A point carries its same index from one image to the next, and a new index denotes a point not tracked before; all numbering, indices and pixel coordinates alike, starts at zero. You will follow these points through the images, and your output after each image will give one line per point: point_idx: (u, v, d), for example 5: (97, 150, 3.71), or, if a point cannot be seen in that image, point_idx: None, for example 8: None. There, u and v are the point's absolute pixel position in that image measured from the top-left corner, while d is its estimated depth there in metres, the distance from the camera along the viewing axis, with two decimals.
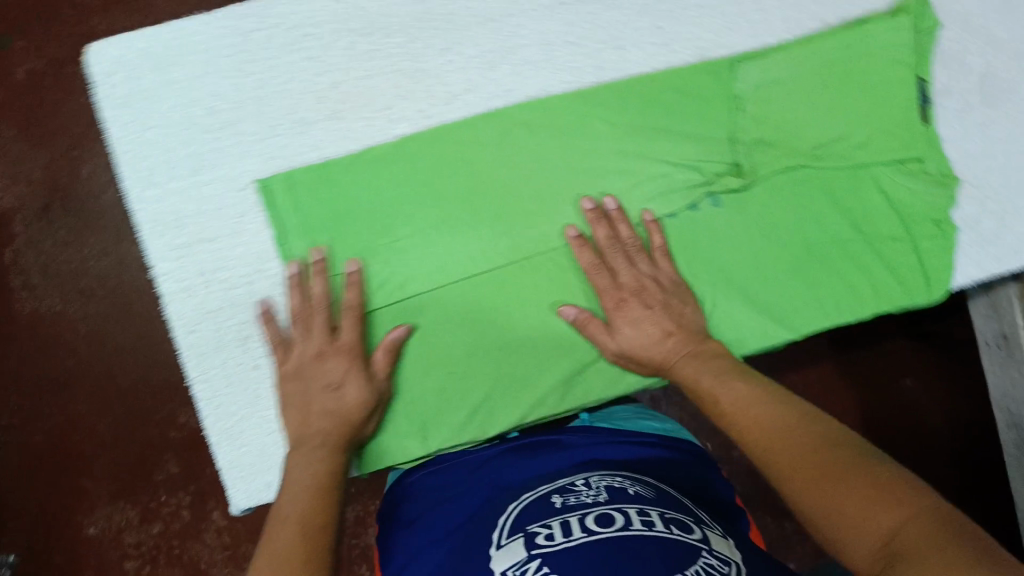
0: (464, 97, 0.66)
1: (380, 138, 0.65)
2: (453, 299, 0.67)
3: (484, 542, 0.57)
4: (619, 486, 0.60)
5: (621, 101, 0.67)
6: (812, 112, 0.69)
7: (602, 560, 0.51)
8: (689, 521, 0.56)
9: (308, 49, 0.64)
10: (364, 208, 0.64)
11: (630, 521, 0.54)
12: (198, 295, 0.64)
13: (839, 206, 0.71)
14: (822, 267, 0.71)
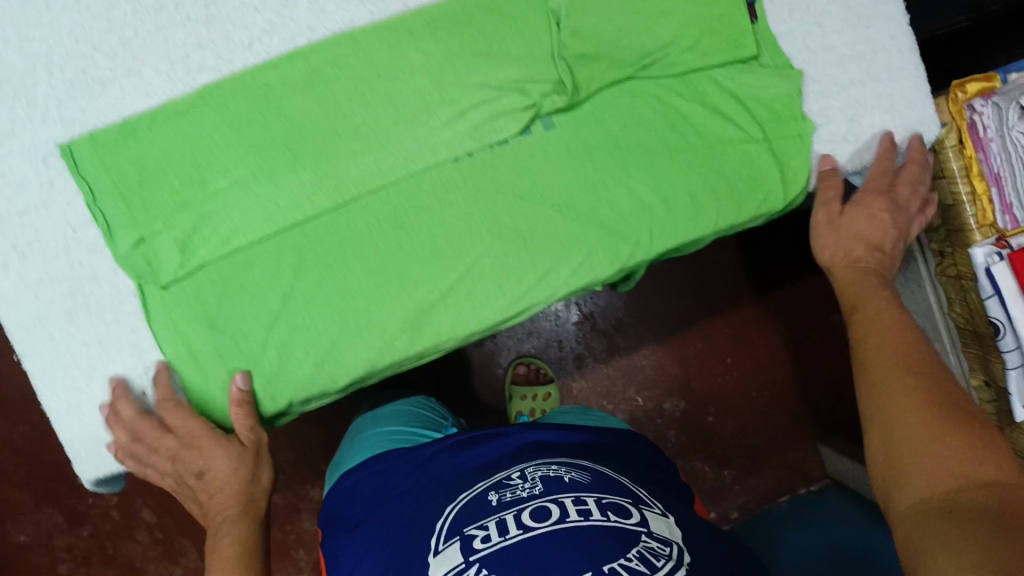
0: (265, 38, 0.64)
1: (181, 90, 0.63)
2: (284, 249, 0.65)
3: (421, 550, 0.57)
4: (554, 472, 0.61)
5: (429, 30, 0.65)
6: (630, 21, 0.67)
7: (546, 555, 0.52)
8: (628, 503, 0.58)
9: (97, 7, 0.62)
10: (175, 165, 0.63)
11: (567, 512, 0.55)
12: (14, 269, 0.62)
13: (676, 113, 0.69)
14: (673, 179, 0.69)
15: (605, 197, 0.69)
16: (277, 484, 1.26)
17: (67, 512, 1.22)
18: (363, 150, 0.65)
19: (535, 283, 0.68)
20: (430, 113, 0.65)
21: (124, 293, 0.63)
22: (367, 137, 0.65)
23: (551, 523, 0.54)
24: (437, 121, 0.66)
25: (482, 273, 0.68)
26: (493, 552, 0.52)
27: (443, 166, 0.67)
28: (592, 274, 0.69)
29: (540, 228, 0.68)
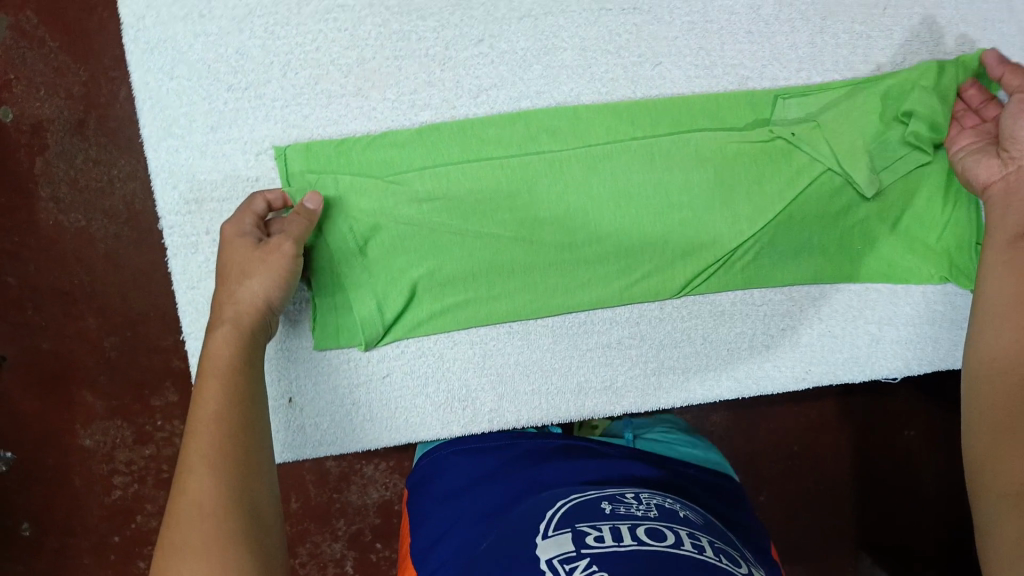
0: (492, 92, 0.65)
1: (401, 123, 0.64)
2: (432, 217, 0.63)
3: (525, 532, 0.50)
4: (669, 502, 0.54)
5: (652, 118, 0.65)
6: (863, 145, 0.64)
7: (660, 565, 0.45)
8: (739, 557, 0.50)
9: (337, 19, 0.63)
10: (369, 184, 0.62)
11: (683, 541, 0.48)
12: (204, 252, 0.63)
13: (886, 221, 0.67)
14: (833, 260, 0.68)
15: (786, 312, 0.69)
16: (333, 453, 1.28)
17: (126, 432, 0.99)
18: (553, 205, 0.65)
19: (699, 382, 0.69)
20: (619, 135, 0.65)
21: (302, 299, 0.66)
22: (534, 135, 0.65)
23: (667, 544, 0.47)
24: (623, 155, 0.65)
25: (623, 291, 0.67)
26: (612, 555, 0.45)
27: (631, 235, 0.66)
28: (768, 382, 0.70)
29: (716, 327, 0.69)
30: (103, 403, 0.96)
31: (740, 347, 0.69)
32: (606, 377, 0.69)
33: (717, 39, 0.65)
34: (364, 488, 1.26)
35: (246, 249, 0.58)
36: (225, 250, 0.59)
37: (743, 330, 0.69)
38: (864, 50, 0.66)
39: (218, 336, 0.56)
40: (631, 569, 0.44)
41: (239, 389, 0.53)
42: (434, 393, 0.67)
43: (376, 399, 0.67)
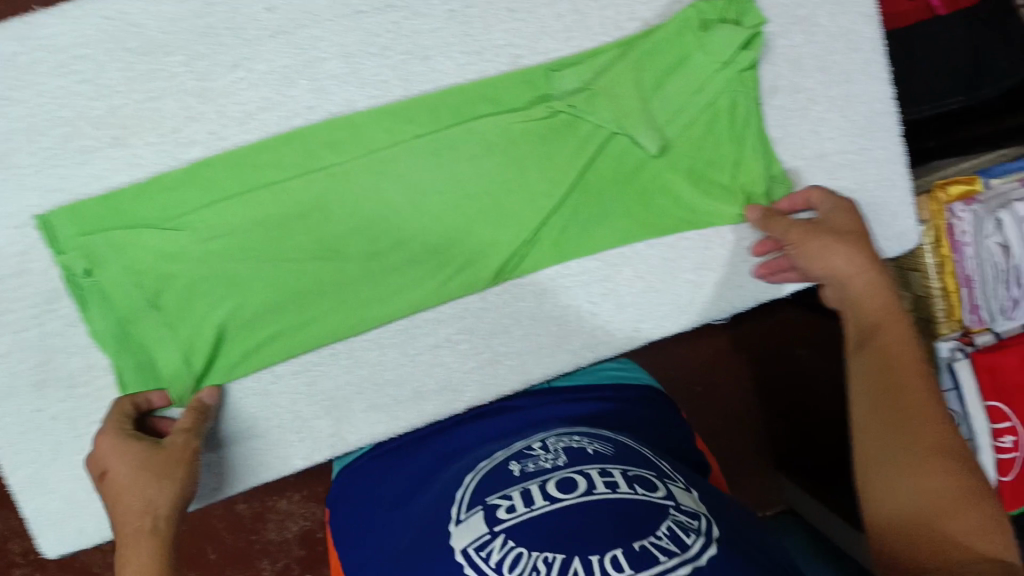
0: (261, 116, 0.62)
1: (170, 164, 0.62)
2: (224, 255, 0.63)
3: (442, 517, 0.49)
4: (573, 438, 0.54)
5: (429, 113, 0.64)
6: (639, 104, 0.66)
7: (576, 523, 0.44)
8: (654, 476, 0.49)
9: (79, 72, 0.60)
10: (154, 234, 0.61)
11: (595, 482, 0.47)
12: None
13: (682, 169, 0.68)
14: (640, 217, 0.68)
15: (605, 278, 0.69)
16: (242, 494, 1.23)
17: None
18: (346, 220, 0.64)
19: (537, 363, 0.69)
20: (399, 133, 0.64)
21: (98, 367, 0.63)
22: (312, 153, 0.63)
23: (579, 492, 0.46)
24: (408, 154, 0.64)
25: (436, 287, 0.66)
26: (523, 524, 0.45)
27: (432, 235, 0.65)
28: (604, 348, 0.70)
29: (542, 306, 0.69)
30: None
31: (570, 321, 0.69)
32: (441, 377, 0.68)
33: (479, 23, 0.64)
34: (282, 522, 1.22)
35: (144, 460, 0.56)
36: (110, 470, 0.56)
37: (567, 303, 0.69)
38: (628, 8, 0.67)
39: (132, 565, 0.52)
40: (547, 536, 0.43)
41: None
42: (269, 432, 0.66)
43: (211, 450, 0.65)
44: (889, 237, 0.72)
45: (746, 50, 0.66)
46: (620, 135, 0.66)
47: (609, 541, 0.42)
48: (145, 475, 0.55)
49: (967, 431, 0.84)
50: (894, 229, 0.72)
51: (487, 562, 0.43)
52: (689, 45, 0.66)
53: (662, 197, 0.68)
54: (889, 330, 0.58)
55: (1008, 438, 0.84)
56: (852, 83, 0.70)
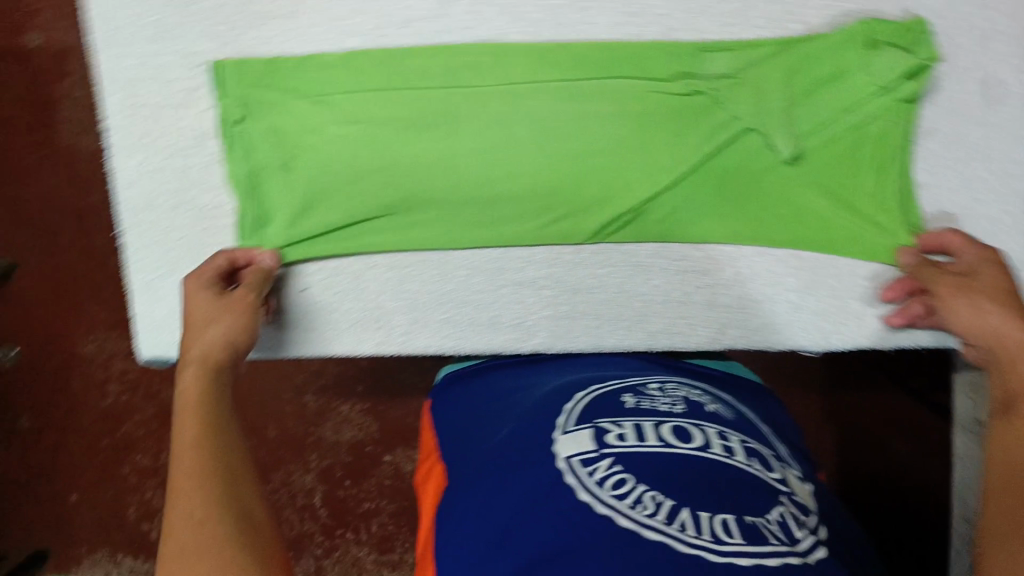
0: (418, 24, 0.66)
1: (330, 46, 0.67)
2: (354, 139, 0.67)
3: (552, 426, 0.59)
4: (695, 399, 0.63)
5: (574, 62, 0.65)
6: (782, 105, 0.65)
7: (682, 471, 0.52)
8: (768, 457, 0.57)
9: None
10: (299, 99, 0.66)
11: (710, 445, 0.55)
12: (139, 155, 0.68)
13: (818, 184, 0.66)
14: (758, 221, 0.67)
15: (703, 271, 0.69)
16: (313, 387, 1.27)
17: None
18: (467, 143, 0.66)
19: (610, 331, 0.70)
20: (541, 72, 0.65)
21: (225, 208, 0.69)
22: (457, 70, 0.66)
23: (692, 447, 0.54)
24: (548, 95, 0.66)
25: (540, 229, 0.68)
26: (630, 453, 0.53)
27: (542, 177, 0.67)
28: (681, 340, 0.70)
29: (632, 279, 0.69)
30: (110, 317, 1.25)
31: (654, 301, 0.69)
32: (516, 315, 0.70)
33: None
34: (339, 426, 1.28)
35: (211, 303, 0.64)
36: (190, 305, 0.64)
37: (658, 285, 0.69)
38: (794, 8, 0.65)
39: (187, 377, 0.60)
40: (656, 474, 0.51)
41: (212, 414, 0.58)
42: (348, 313, 0.70)
43: (295, 314, 0.70)
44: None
45: (909, 81, 0.64)
46: (757, 134, 0.65)
47: (716, 501, 0.49)
48: (217, 321, 0.63)
49: None
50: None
51: (591, 474, 0.51)
52: (859, 56, 0.64)
53: (787, 209, 0.67)
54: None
55: None
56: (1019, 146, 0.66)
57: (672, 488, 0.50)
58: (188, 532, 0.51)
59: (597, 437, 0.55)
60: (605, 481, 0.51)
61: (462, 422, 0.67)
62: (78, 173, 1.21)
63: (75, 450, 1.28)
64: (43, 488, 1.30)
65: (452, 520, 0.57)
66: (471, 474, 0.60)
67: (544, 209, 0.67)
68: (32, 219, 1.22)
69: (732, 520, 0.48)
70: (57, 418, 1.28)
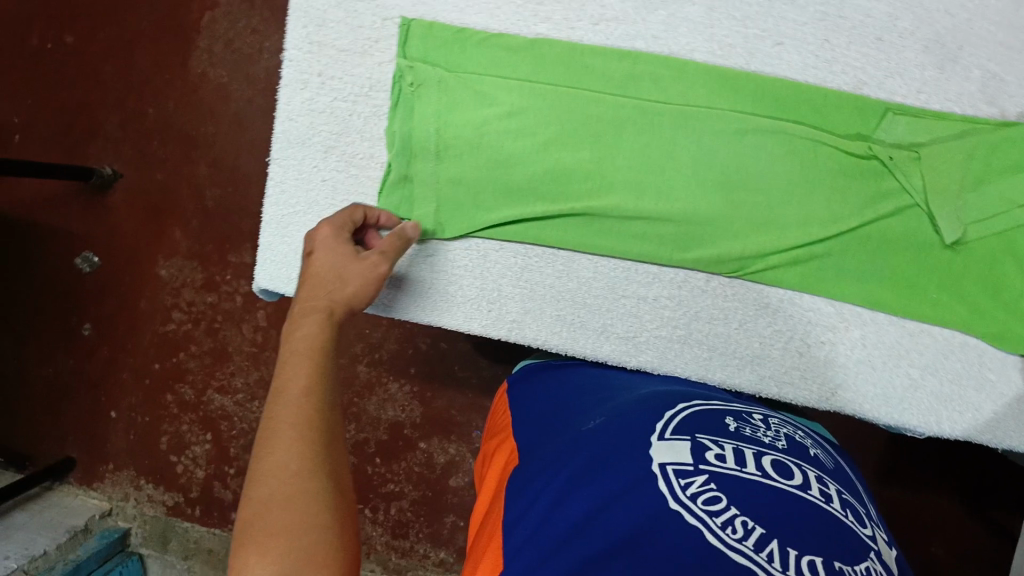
0: (611, 24, 0.67)
1: (519, 28, 0.68)
2: (520, 117, 0.66)
3: (648, 429, 0.58)
4: (798, 441, 0.61)
5: (754, 96, 0.65)
6: (956, 192, 0.64)
7: (775, 501, 0.49)
8: (866, 515, 0.53)
9: None
10: (472, 82, 0.67)
11: (810, 486, 0.52)
12: (309, 91, 0.69)
13: (970, 269, 0.66)
14: (901, 292, 0.66)
15: (830, 326, 0.68)
16: (368, 358, 1.14)
17: (206, 276, 1.15)
18: (629, 158, 0.66)
19: (719, 366, 0.69)
20: (720, 98, 0.66)
21: (376, 160, 0.70)
22: (637, 80, 0.67)
23: (790, 484, 0.52)
24: (722, 121, 0.65)
25: (682, 247, 0.66)
26: (727, 474, 0.51)
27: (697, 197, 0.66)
28: (792, 391, 0.68)
29: (755, 318, 0.69)
30: (196, 245, 1.16)
31: (772, 345, 0.69)
32: (630, 328, 0.69)
33: (844, 37, 0.65)
34: (382, 403, 1.13)
35: (337, 265, 0.58)
36: (316, 258, 0.58)
37: (780, 329, 0.68)
38: (993, 90, 0.64)
39: (290, 361, 0.51)
40: (748, 498, 0.49)
41: (322, 374, 0.50)
42: (465, 288, 0.70)
43: (412, 275, 0.70)
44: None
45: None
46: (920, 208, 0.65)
47: (806, 540, 0.46)
48: (340, 283, 0.57)
49: None
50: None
51: (684, 487, 0.50)
52: None
53: (934, 286, 0.66)
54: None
55: None
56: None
57: (762, 517, 0.48)
58: (273, 478, 0.44)
59: (696, 451, 0.53)
60: (697, 495, 0.49)
61: (544, 407, 0.65)
62: (182, 88, 1.15)
63: (121, 371, 1.18)
64: (75, 397, 1.20)
65: (528, 493, 0.55)
66: (552, 454, 0.58)
67: (691, 228, 0.66)
68: (150, 139, 1.16)
69: (820, 562, 0.44)
70: (115, 328, 1.19)
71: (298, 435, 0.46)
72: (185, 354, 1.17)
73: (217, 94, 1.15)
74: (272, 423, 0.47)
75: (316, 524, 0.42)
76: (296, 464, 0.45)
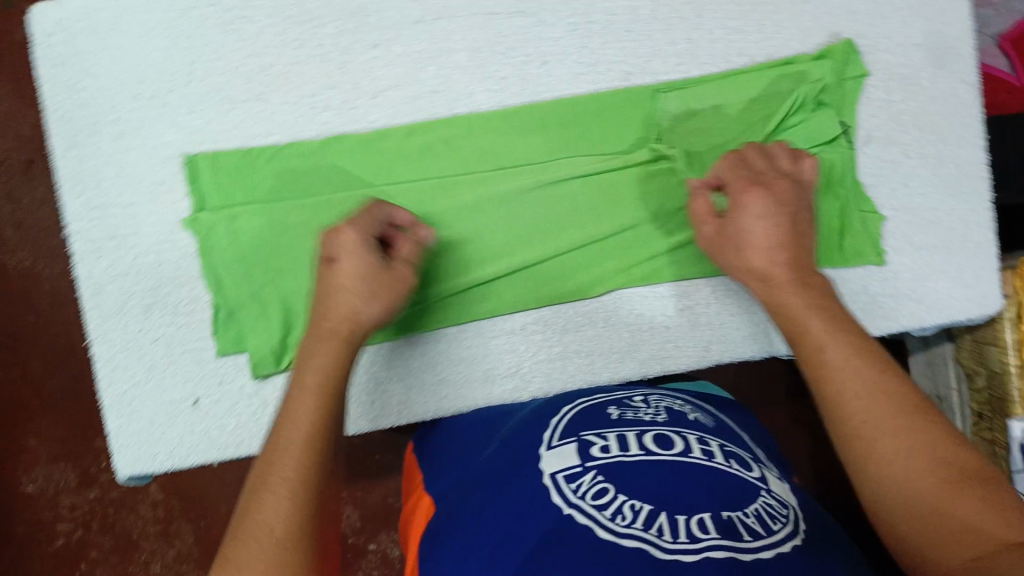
0: (389, 92, 0.68)
1: (301, 124, 0.67)
2: (321, 214, 0.67)
3: (536, 441, 0.59)
4: (677, 410, 0.64)
5: (539, 124, 0.69)
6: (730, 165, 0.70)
7: (659, 473, 0.52)
8: (746, 458, 0.57)
9: (238, 30, 0.66)
10: (276, 206, 0.67)
11: (691, 448, 0.56)
12: (107, 256, 0.67)
13: None
14: None
15: (680, 293, 0.72)
16: None
17: (80, 470, 1.05)
18: (444, 237, 0.69)
19: (604, 365, 0.71)
20: (510, 137, 0.69)
21: (201, 301, 0.69)
22: (432, 145, 0.68)
23: (673, 453, 0.54)
24: (519, 160, 0.70)
25: (515, 283, 0.70)
26: (613, 463, 0.53)
27: (514, 229, 0.70)
28: (673, 362, 0.71)
29: (618, 311, 0.71)
30: (56, 444, 1.05)
31: (642, 329, 0.72)
32: (512, 363, 0.70)
33: (598, 38, 0.69)
34: None
35: (359, 271, 0.61)
36: (341, 263, 0.61)
37: (641, 312, 0.72)
38: (739, 43, 0.70)
39: (288, 413, 0.54)
40: (635, 482, 0.51)
41: (313, 457, 0.52)
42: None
43: (284, 397, 0.70)
44: (972, 295, 0.73)
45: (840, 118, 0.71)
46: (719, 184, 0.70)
47: (692, 504, 0.49)
48: (363, 285, 0.60)
49: None
50: (976, 290, 0.73)
51: (576, 488, 0.51)
52: (803, 83, 0.70)
53: None
54: (833, 346, 0.53)
55: None
56: (949, 145, 0.72)
57: (646, 491, 0.50)
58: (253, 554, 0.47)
59: (581, 452, 0.54)
60: (587, 492, 0.50)
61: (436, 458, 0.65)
62: None
63: None
64: None
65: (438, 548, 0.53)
66: (459, 493, 0.57)
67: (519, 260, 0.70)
68: None
69: (708, 518, 0.48)
70: None
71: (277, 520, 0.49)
72: (84, 566, 1.04)
73: (24, 282, 1.05)
74: (269, 475, 0.51)
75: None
76: (284, 504, 0.49)
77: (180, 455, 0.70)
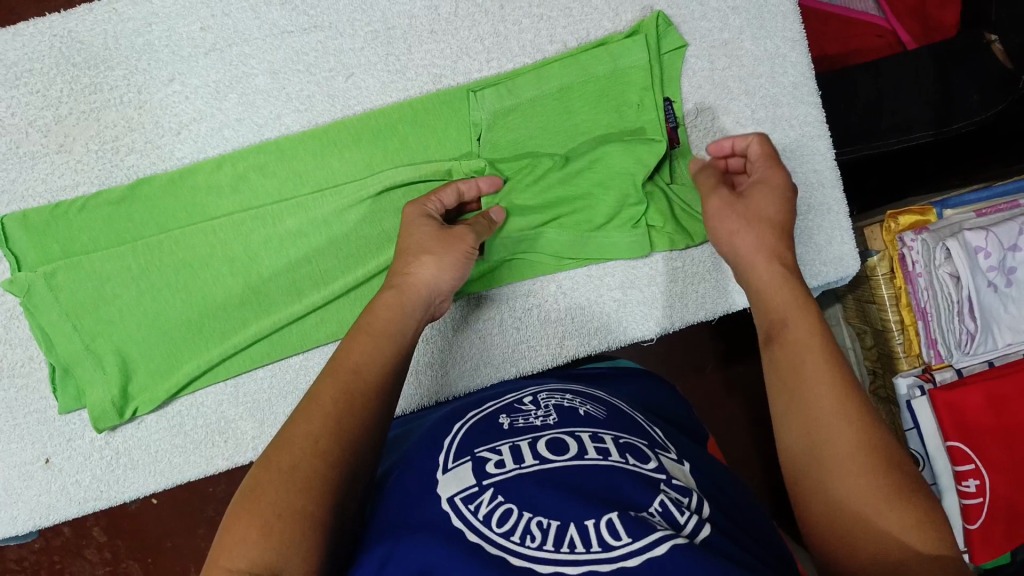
0: (192, 126, 0.66)
1: (108, 169, 0.66)
2: (139, 256, 0.65)
3: (420, 466, 0.46)
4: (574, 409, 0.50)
5: (354, 139, 0.67)
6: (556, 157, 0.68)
7: (570, 482, 0.42)
8: (646, 446, 0.47)
9: (30, 83, 0.65)
10: (90, 258, 0.64)
11: (587, 447, 0.45)
12: None
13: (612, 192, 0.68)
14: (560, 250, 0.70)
15: (527, 292, 0.71)
16: None
17: None
18: (269, 264, 0.66)
19: (458, 376, 0.70)
20: (324, 157, 0.67)
21: (38, 360, 0.68)
22: (246, 176, 0.67)
23: (575, 454, 0.44)
24: (340, 178, 0.67)
25: (347, 302, 0.68)
26: (514, 477, 0.43)
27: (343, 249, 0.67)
28: (526, 363, 0.70)
29: (467, 319, 0.70)
30: None
31: (491, 333, 0.70)
32: None
33: (401, 44, 0.67)
34: None
35: (435, 256, 0.55)
36: (409, 245, 0.56)
37: (492, 316, 0.70)
38: (547, 30, 0.69)
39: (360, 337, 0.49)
40: (539, 492, 0.41)
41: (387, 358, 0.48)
42: (193, 431, 0.69)
43: (134, 447, 0.68)
44: (826, 261, 0.70)
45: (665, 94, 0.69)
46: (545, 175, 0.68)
47: (597, 503, 0.40)
48: (434, 264, 0.55)
49: (932, 475, 0.78)
50: (830, 255, 0.70)
51: (477, 511, 0.41)
52: (622, 60, 0.67)
53: None
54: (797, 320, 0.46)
55: (971, 481, 0.74)
56: (779, 106, 0.70)
57: (559, 502, 0.41)
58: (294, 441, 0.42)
59: (476, 467, 0.44)
60: (489, 515, 0.40)
61: None
62: None
63: None
64: None
65: None
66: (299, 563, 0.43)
67: (351, 282, 0.66)
68: None
69: (614, 517, 0.39)
70: None
71: (327, 415, 0.43)
72: None
73: None
74: (340, 380, 0.46)
75: (334, 484, 0.41)
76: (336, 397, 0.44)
77: (41, 515, 0.68)
